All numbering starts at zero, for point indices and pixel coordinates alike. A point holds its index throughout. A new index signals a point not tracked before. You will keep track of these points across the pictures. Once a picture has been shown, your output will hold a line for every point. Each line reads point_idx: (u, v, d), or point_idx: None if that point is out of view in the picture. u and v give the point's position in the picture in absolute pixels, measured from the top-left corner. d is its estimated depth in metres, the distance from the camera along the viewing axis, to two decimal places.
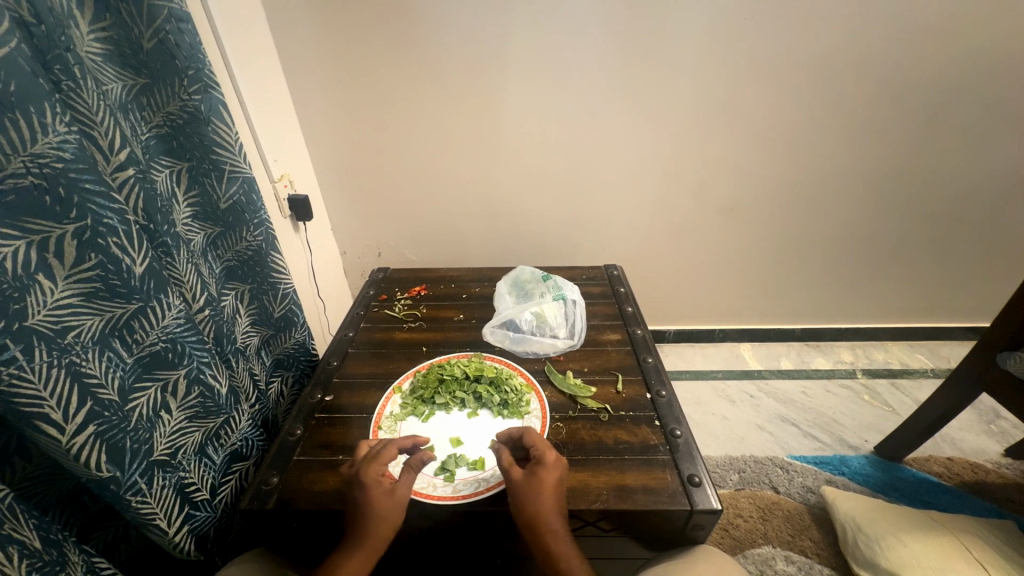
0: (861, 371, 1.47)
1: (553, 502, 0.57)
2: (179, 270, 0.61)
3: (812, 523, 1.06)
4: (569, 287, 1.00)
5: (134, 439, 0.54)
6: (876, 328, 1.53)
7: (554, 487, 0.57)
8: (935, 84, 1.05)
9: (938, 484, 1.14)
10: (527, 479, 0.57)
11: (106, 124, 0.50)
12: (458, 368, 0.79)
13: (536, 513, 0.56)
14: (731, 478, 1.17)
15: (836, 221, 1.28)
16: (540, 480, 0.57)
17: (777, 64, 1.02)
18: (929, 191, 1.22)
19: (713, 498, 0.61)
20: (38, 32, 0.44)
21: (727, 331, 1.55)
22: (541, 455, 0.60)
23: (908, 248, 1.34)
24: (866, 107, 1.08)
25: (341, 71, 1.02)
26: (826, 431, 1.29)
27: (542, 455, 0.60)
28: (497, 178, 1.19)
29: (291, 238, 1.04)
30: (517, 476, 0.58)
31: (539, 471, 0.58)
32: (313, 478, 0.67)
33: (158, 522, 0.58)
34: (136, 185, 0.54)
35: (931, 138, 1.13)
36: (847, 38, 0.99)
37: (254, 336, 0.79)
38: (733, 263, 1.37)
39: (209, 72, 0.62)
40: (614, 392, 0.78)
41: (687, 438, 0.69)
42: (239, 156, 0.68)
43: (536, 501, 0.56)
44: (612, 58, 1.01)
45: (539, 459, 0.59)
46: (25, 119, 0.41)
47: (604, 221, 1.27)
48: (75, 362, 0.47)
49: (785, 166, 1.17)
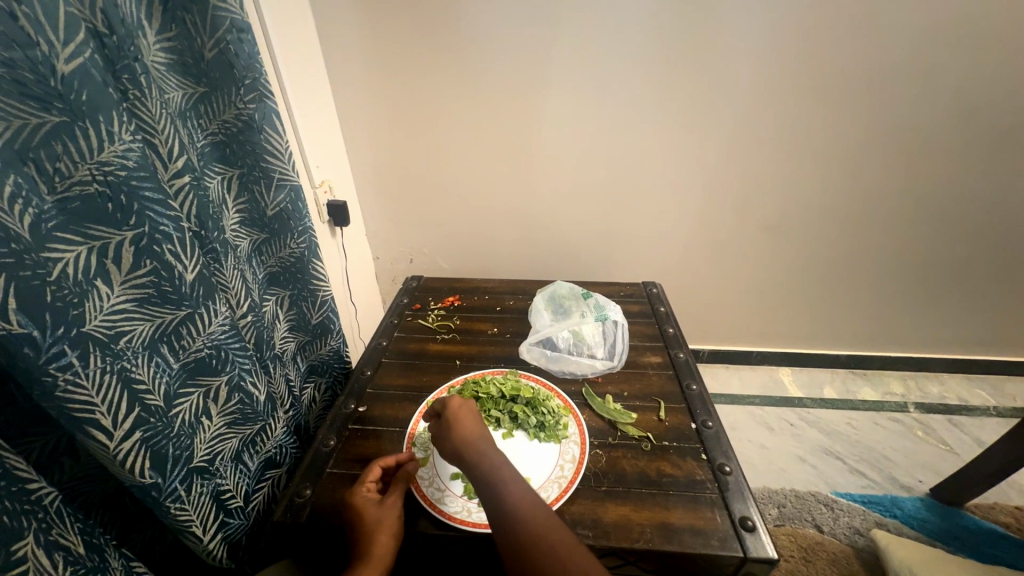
0: (914, 404, 1.37)
1: (465, 423, 0.61)
2: (226, 276, 0.61)
3: (861, 569, 0.99)
4: (609, 306, 0.96)
5: (176, 445, 0.54)
6: (931, 359, 1.43)
7: (467, 417, 0.62)
8: (1017, 100, 0.97)
9: (1003, 536, 1.04)
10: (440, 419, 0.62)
11: (167, 133, 0.51)
12: (493, 386, 0.75)
13: (452, 436, 0.60)
14: (769, 512, 1.10)
15: (893, 243, 1.20)
16: (454, 415, 0.62)
17: (839, 76, 0.97)
18: (1003, 216, 1.13)
19: (768, 545, 0.56)
20: (110, 42, 0.45)
21: (765, 354, 1.47)
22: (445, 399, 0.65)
23: (973, 275, 1.24)
24: (934, 125, 1.01)
25: (385, 77, 1.03)
26: (875, 467, 1.20)
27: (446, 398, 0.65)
28: (534, 189, 1.17)
29: (328, 243, 1.05)
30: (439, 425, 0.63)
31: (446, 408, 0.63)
32: (346, 493, 0.66)
33: (193, 529, 0.58)
34: (191, 192, 0.54)
35: (1004, 158, 1.04)
36: (914, 52, 0.93)
37: (291, 342, 0.79)
38: (776, 284, 1.30)
39: (265, 81, 0.62)
40: (656, 420, 0.74)
41: (737, 476, 0.65)
42: (288, 164, 0.68)
43: (454, 430, 0.60)
44: (662, 67, 0.98)
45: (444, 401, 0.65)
46: (93, 128, 0.42)
47: (642, 236, 1.23)
48: (126, 367, 0.47)
49: (839, 183, 1.11)
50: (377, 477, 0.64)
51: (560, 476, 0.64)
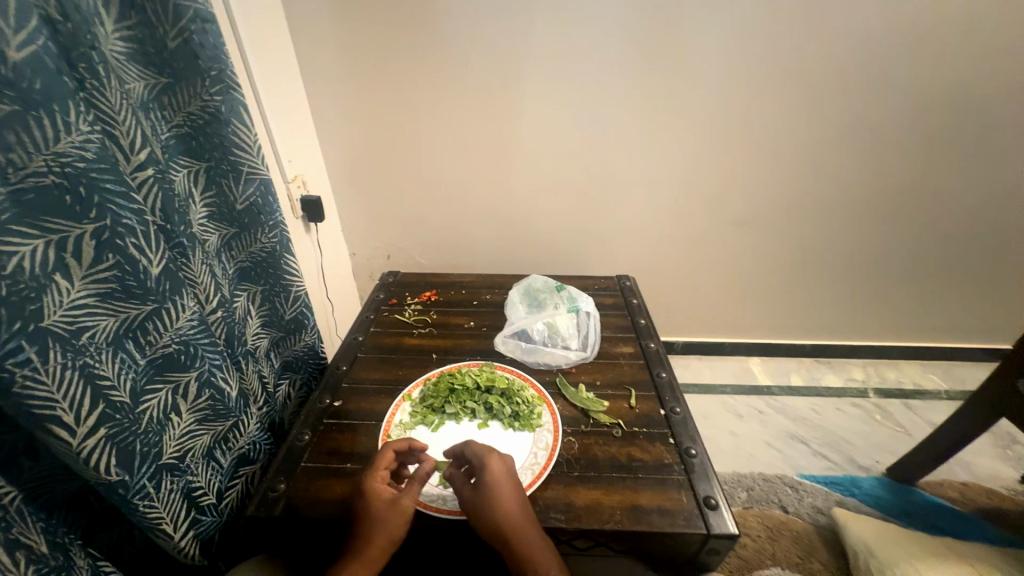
0: (873, 390, 1.45)
1: (513, 507, 0.57)
2: (194, 270, 0.60)
3: (822, 545, 1.04)
4: (582, 298, 0.99)
5: (143, 442, 0.53)
6: (889, 346, 1.51)
7: (514, 498, 0.58)
8: (962, 101, 1.03)
9: (951, 509, 1.11)
10: (480, 494, 0.57)
11: (128, 124, 0.50)
12: (469, 377, 0.78)
13: (496, 520, 0.56)
14: (739, 495, 1.15)
15: (852, 237, 1.26)
16: (498, 493, 0.57)
17: (800, 76, 1.01)
18: (951, 210, 1.20)
19: (729, 522, 0.59)
20: (64, 29, 0.43)
21: (736, 345, 1.53)
22: (486, 466, 0.60)
23: (925, 266, 1.31)
24: (888, 123, 1.07)
25: (357, 71, 1.02)
26: (837, 450, 1.27)
27: (488, 464, 0.60)
28: (510, 184, 1.18)
29: (302, 239, 1.04)
30: (471, 489, 0.58)
31: (489, 483, 0.58)
32: (321, 486, 0.66)
33: (163, 527, 0.57)
34: (155, 185, 0.53)
35: (951, 155, 1.11)
36: (868, 54, 0.98)
37: (264, 338, 0.78)
38: (745, 277, 1.35)
39: (231, 73, 0.61)
40: (627, 407, 0.77)
41: (702, 458, 0.68)
42: (257, 158, 0.68)
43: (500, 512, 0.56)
44: (632, 65, 1.00)
45: (484, 469, 0.59)
46: (48, 117, 0.41)
47: (617, 230, 1.26)
48: (89, 363, 0.47)
49: (801, 179, 1.15)
50: (389, 464, 0.63)
51: (533, 463, 0.66)
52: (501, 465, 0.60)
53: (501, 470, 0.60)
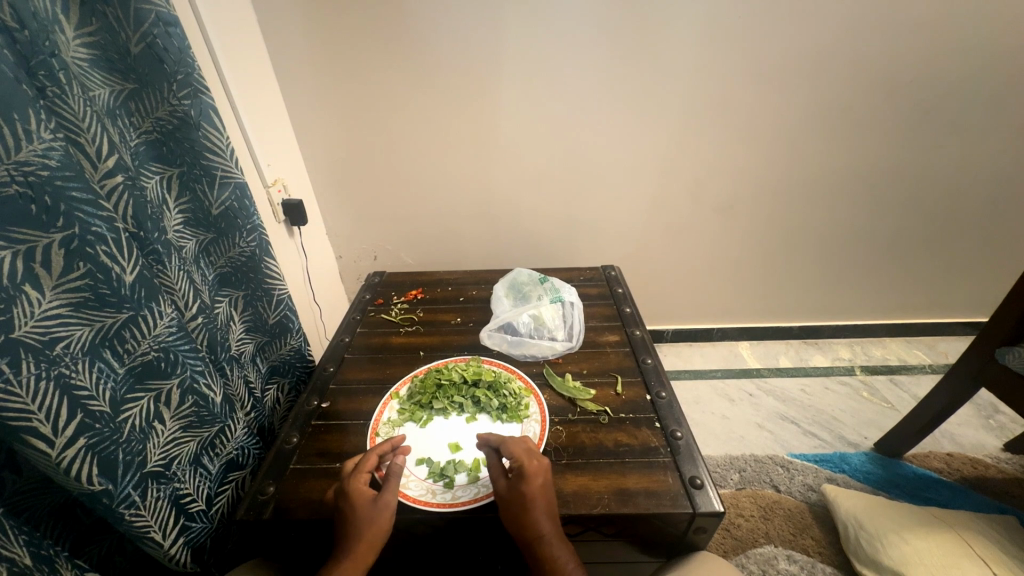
0: (859, 367, 1.47)
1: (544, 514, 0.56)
2: (171, 277, 0.60)
3: (814, 521, 1.06)
4: (567, 289, 1.00)
5: (126, 451, 0.53)
6: (874, 324, 1.54)
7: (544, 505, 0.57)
8: (933, 80, 1.05)
9: (937, 480, 1.14)
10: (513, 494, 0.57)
11: (93, 131, 0.49)
12: (456, 372, 0.79)
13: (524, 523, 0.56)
14: (731, 477, 1.17)
15: (832, 217, 1.28)
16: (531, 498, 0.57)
17: (774, 62, 1.02)
18: (927, 188, 1.22)
19: (714, 499, 0.61)
20: (21, 37, 0.43)
21: (724, 330, 1.55)
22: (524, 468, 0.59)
23: (904, 244, 1.34)
24: (861, 103, 1.08)
25: (333, 73, 1.01)
26: (826, 428, 1.29)
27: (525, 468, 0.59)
28: (493, 179, 1.18)
29: (285, 243, 1.03)
30: (504, 487, 0.58)
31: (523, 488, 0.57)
32: (311, 487, 0.66)
33: (152, 535, 0.57)
34: (126, 192, 0.53)
35: (923, 132, 1.13)
36: (838, 36, 0.99)
37: (248, 343, 0.78)
38: (730, 262, 1.37)
39: (198, 76, 0.61)
40: (613, 394, 0.78)
41: (687, 439, 0.69)
42: (231, 161, 0.67)
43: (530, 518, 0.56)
44: (608, 56, 1.00)
45: (521, 472, 0.58)
46: (9, 126, 0.40)
47: (602, 221, 1.26)
48: (65, 373, 0.46)
49: (780, 163, 1.17)
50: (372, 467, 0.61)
51: None
52: (536, 467, 0.59)
53: (535, 470, 0.59)
